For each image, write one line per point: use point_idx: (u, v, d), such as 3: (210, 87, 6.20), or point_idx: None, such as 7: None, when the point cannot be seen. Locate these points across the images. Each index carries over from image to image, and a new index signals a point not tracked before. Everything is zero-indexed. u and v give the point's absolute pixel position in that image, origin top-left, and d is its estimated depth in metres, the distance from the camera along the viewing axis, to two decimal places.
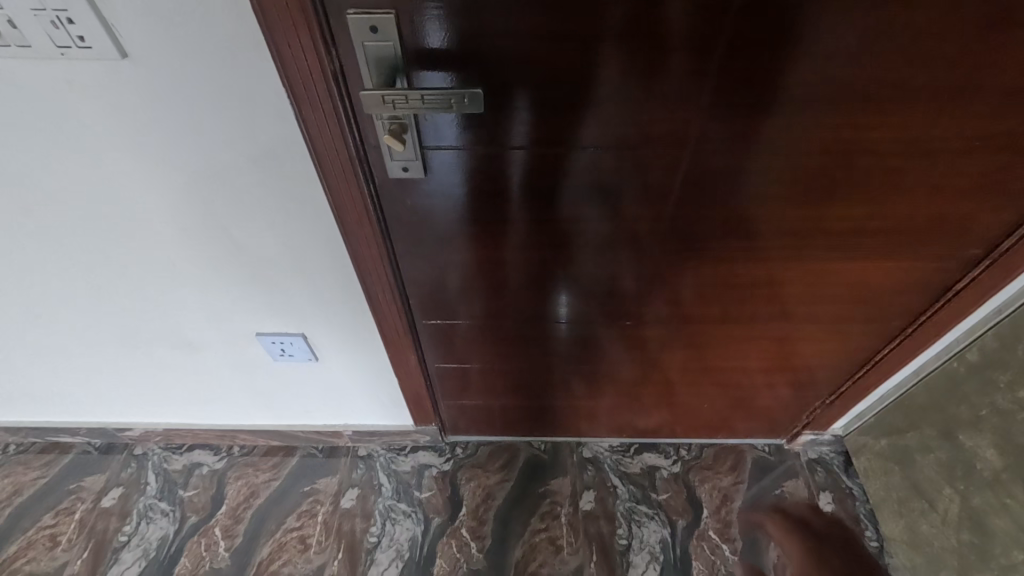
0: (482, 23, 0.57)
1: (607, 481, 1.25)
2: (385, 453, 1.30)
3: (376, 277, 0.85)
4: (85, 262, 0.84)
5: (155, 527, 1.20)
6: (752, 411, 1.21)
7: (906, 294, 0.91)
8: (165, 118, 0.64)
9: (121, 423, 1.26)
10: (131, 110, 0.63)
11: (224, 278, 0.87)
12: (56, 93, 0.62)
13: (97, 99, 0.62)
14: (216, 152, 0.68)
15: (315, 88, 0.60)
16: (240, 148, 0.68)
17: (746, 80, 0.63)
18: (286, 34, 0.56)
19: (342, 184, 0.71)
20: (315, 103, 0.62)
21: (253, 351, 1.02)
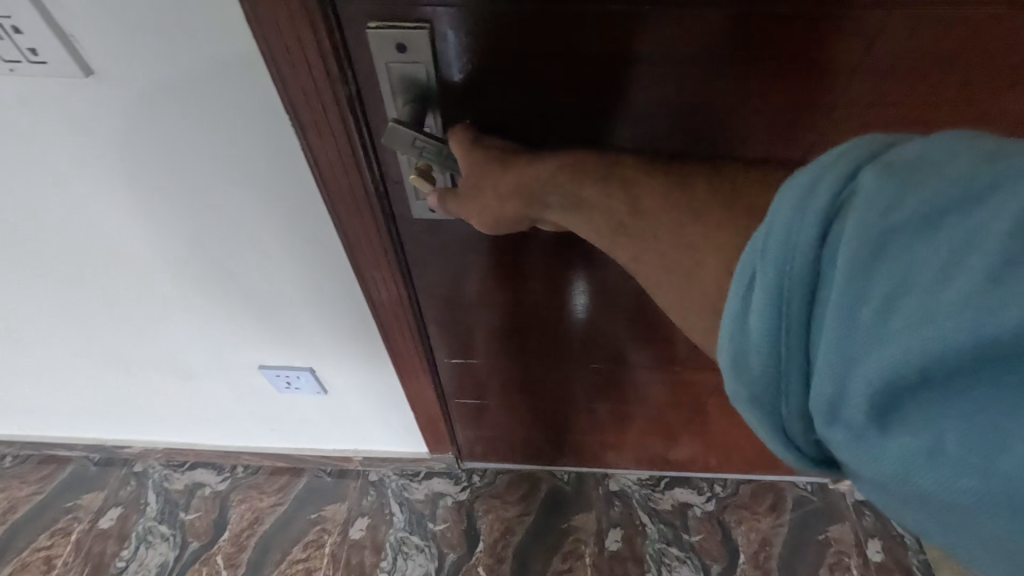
0: (524, 41, 0.47)
1: (636, 519, 1.16)
2: (397, 479, 1.21)
3: (393, 314, 0.76)
4: (66, 288, 0.76)
5: (154, 552, 1.13)
6: None
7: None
8: (144, 143, 0.55)
9: (119, 440, 1.19)
10: (101, 134, 0.54)
11: (222, 307, 0.78)
12: (12, 111, 0.53)
13: (62, 119, 0.53)
14: (206, 180, 0.59)
15: (326, 119, 0.51)
16: (234, 176, 0.58)
17: (841, 105, 0.51)
18: (291, 57, 0.46)
19: (356, 222, 0.61)
20: (325, 131, 0.52)
21: (257, 380, 0.93)
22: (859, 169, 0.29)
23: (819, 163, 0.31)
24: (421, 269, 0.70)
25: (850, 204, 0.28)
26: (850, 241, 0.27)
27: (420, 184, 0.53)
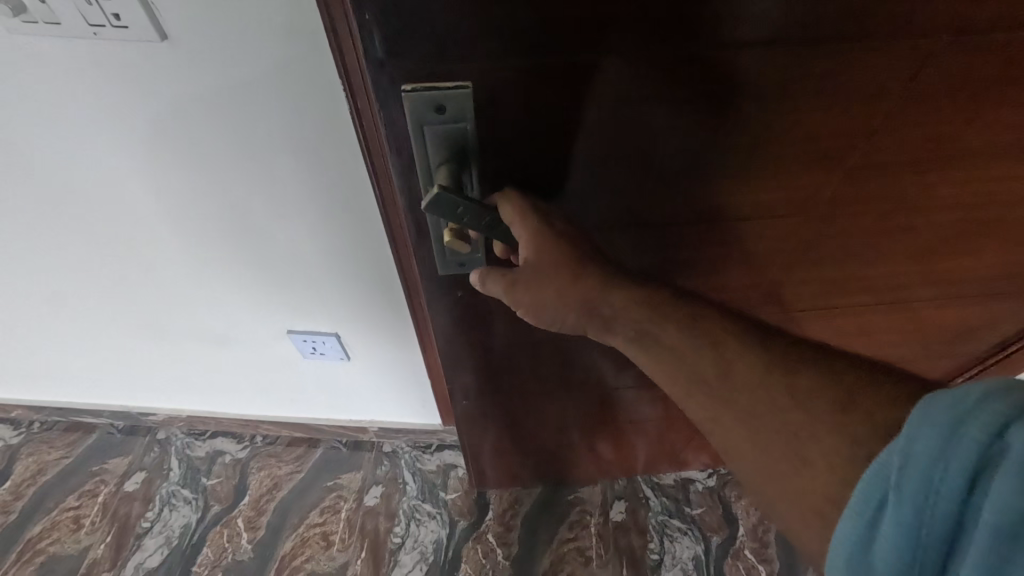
0: (517, 91, 0.47)
1: (640, 493, 1.20)
2: (410, 451, 1.26)
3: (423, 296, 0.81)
4: (113, 250, 0.81)
5: (177, 514, 1.18)
6: None
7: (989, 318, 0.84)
8: (205, 108, 0.59)
9: (144, 408, 1.24)
10: (167, 98, 0.59)
11: (258, 272, 0.82)
12: (87, 73, 0.57)
13: (132, 83, 0.57)
14: (258, 145, 0.63)
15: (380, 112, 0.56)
16: (285, 141, 0.62)
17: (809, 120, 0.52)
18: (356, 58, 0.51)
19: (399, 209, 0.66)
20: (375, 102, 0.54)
21: (285, 347, 0.97)
22: (1007, 422, 0.28)
23: (970, 387, 0.30)
24: (446, 293, 0.68)
25: (1002, 463, 0.28)
26: (1002, 508, 0.27)
27: (457, 245, 0.52)
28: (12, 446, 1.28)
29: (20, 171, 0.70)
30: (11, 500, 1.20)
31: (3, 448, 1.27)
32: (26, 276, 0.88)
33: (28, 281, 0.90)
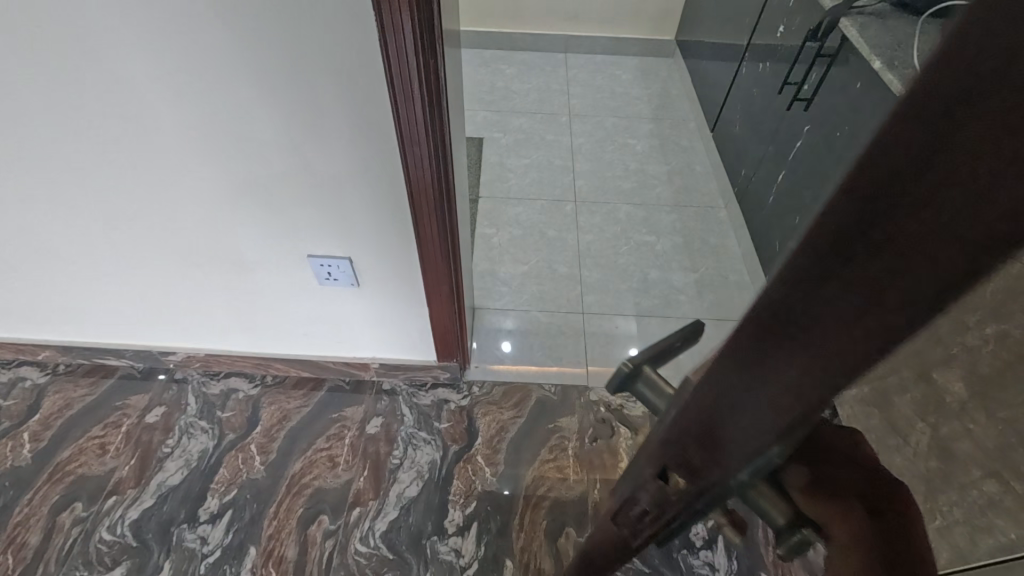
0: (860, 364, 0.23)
1: (611, 421, 1.36)
2: (407, 388, 1.41)
3: (429, 219, 0.95)
4: (164, 174, 0.94)
5: (195, 441, 1.30)
6: None
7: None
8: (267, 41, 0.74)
9: (166, 347, 1.37)
10: (232, 28, 0.73)
11: (287, 198, 0.97)
12: (173, 9, 0.71)
13: (208, 19, 0.72)
14: (303, 69, 0.77)
15: (404, 51, 0.70)
16: (324, 64, 0.76)
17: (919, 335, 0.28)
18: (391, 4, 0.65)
19: (415, 136, 0.81)
20: (396, 18, 0.67)
21: (303, 274, 1.12)
22: None
23: None
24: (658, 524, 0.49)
25: None
26: None
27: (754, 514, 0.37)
28: (39, 384, 1.39)
29: (99, 99, 0.83)
30: (39, 430, 1.31)
31: (30, 387, 1.39)
32: (81, 206, 1.01)
33: (81, 213, 1.03)
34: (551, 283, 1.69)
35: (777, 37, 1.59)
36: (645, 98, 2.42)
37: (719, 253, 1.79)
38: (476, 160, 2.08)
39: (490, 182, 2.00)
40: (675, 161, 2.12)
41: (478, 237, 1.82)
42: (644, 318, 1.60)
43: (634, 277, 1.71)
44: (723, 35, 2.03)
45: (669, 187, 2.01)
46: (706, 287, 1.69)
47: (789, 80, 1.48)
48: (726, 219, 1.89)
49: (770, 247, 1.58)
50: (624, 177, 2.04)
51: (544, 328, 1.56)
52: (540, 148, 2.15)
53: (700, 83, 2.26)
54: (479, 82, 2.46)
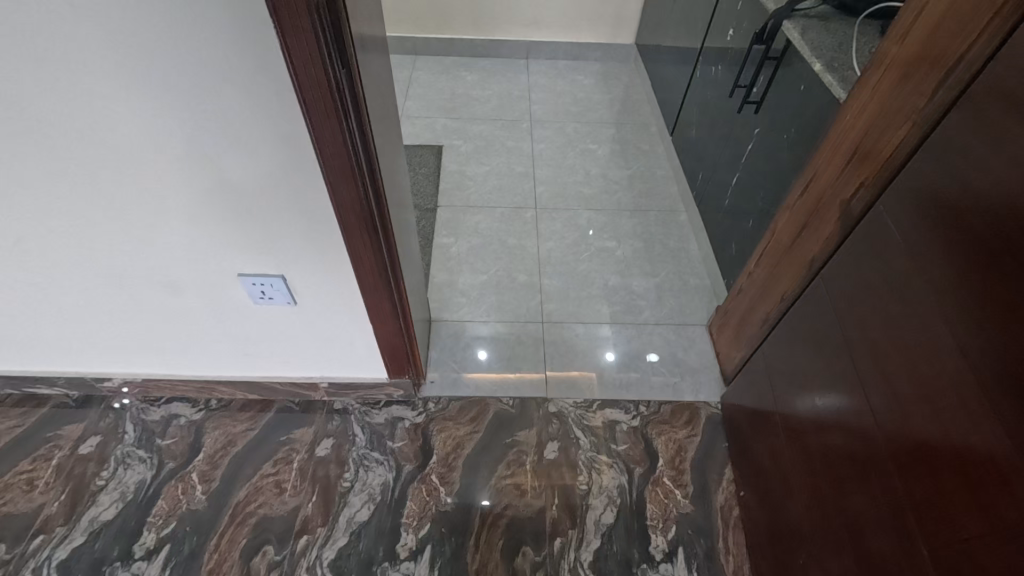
0: None
1: (571, 433, 1.33)
2: (360, 407, 1.36)
3: (360, 237, 0.92)
4: (77, 193, 0.88)
5: (132, 472, 1.23)
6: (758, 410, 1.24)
7: (805, 266, 1.08)
8: (171, 52, 0.69)
9: (100, 373, 1.30)
10: (125, 30, 0.67)
11: (213, 214, 0.92)
12: (61, 19, 0.66)
13: (102, 29, 0.67)
14: (210, 73, 0.72)
15: (313, 73, 0.67)
16: (232, 68, 0.71)
17: None
18: (291, 21, 0.62)
19: (333, 155, 0.78)
20: (299, 36, 0.63)
21: (235, 293, 1.06)
22: None
23: None
24: None
25: None
26: None
27: None
28: None
29: None
30: None
31: None
32: None
33: None
34: (510, 292, 1.65)
35: (727, 40, 1.59)
36: (606, 103, 2.41)
37: (678, 256, 1.78)
38: (434, 168, 2.04)
39: (449, 190, 1.96)
40: (636, 165, 2.11)
41: (435, 247, 1.77)
42: (604, 325, 1.58)
43: (593, 284, 1.69)
44: (680, 40, 2.03)
45: (630, 192, 2.00)
46: (666, 292, 1.67)
47: (739, 82, 1.48)
48: (686, 222, 1.89)
49: (726, 250, 1.58)
50: (585, 183, 2.02)
51: (503, 340, 1.53)
52: (500, 155, 2.12)
53: (661, 87, 2.26)
54: (439, 89, 2.43)
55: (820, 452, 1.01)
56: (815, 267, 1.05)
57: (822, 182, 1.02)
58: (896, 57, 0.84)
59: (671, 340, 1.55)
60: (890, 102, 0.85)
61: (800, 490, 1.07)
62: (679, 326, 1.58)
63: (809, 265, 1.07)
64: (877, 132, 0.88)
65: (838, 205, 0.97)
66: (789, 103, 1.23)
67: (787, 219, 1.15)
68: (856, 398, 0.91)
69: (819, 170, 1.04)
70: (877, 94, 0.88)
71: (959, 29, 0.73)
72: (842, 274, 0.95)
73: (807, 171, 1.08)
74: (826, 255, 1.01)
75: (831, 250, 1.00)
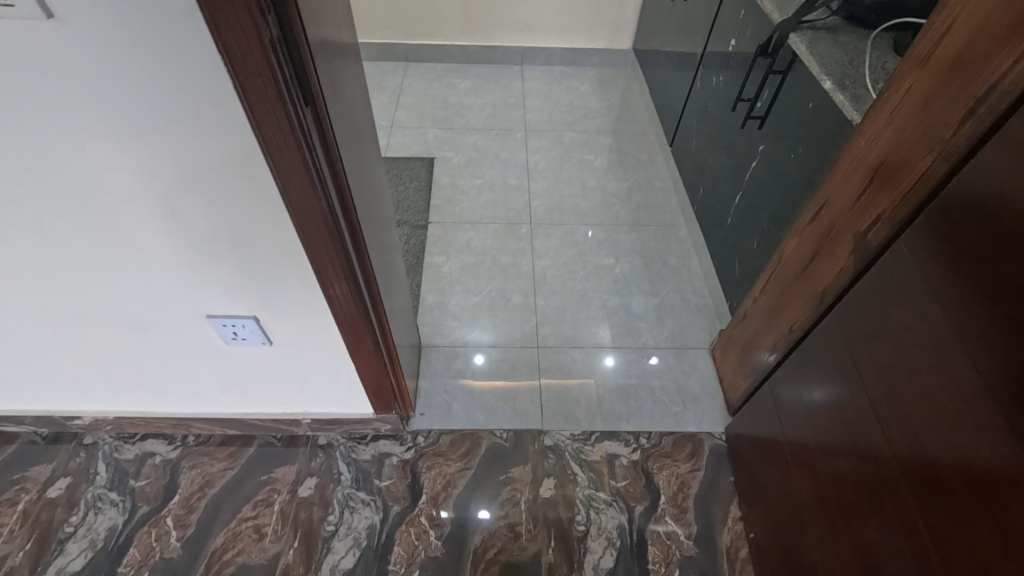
0: None
1: (568, 469, 1.27)
2: (346, 442, 1.29)
3: (335, 280, 0.85)
4: (19, 237, 0.78)
5: (103, 517, 1.16)
6: (768, 446, 1.17)
7: (815, 299, 1.01)
8: (112, 91, 0.58)
9: (69, 412, 1.22)
10: (52, 66, 0.56)
11: (176, 257, 0.82)
12: None
13: (24, 64, 0.56)
14: (150, 123, 0.62)
15: (273, 117, 0.59)
16: (173, 118, 0.61)
17: None
18: (242, 64, 0.54)
19: (300, 199, 0.70)
20: (251, 79, 0.55)
21: (204, 335, 0.98)
22: None
23: None
24: None
25: None
26: None
27: None
28: None
29: None
30: None
31: None
32: None
33: None
34: (504, 315, 1.58)
35: (729, 50, 1.52)
36: (603, 110, 2.34)
37: (679, 274, 1.71)
38: (426, 182, 1.97)
39: (441, 206, 1.89)
40: (635, 177, 2.04)
41: (426, 267, 1.70)
42: (603, 350, 1.51)
43: (591, 305, 1.62)
44: (679, 47, 1.96)
45: (629, 205, 1.93)
46: (667, 313, 1.60)
47: (742, 96, 1.40)
48: (687, 237, 1.82)
49: (730, 271, 1.50)
50: (582, 196, 1.95)
51: (496, 367, 1.46)
52: (493, 167, 2.04)
53: (659, 94, 2.18)
54: (430, 98, 2.35)
55: (836, 501, 0.94)
56: (826, 301, 0.98)
57: (835, 211, 0.95)
58: (917, 83, 0.76)
59: (672, 366, 1.48)
60: (911, 131, 0.78)
61: (814, 538, 1.00)
62: (681, 350, 1.51)
63: (818, 298, 1.00)
64: (897, 162, 0.80)
65: (852, 238, 0.90)
66: (796, 121, 1.16)
67: (795, 246, 1.08)
68: (870, 437, 0.85)
69: (830, 196, 0.97)
70: (897, 121, 0.80)
71: (994, 56, 0.65)
72: (860, 313, 0.88)
73: (817, 196, 1.01)
74: (839, 290, 0.94)
75: (846, 285, 0.93)
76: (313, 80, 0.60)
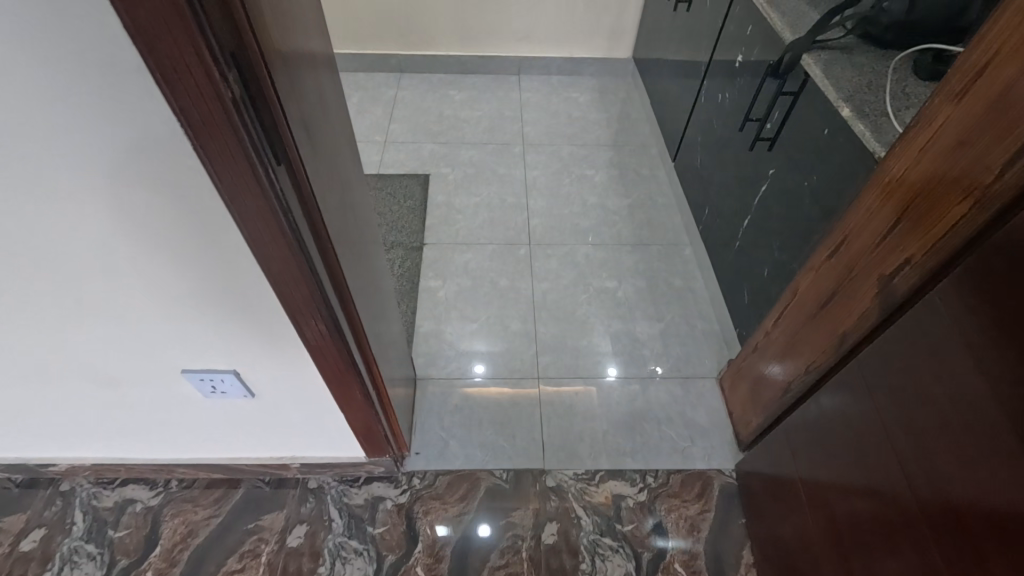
0: None
1: (571, 512, 1.21)
2: (337, 485, 1.23)
3: (319, 336, 0.79)
4: None
5: (79, 573, 1.09)
6: (781, 490, 1.11)
7: (834, 340, 0.96)
8: (58, 155, 0.52)
9: (42, 459, 1.15)
10: None
11: (143, 315, 0.76)
12: None
13: None
14: (104, 185, 0.56)
15: (242, 180, 0.53)
16: (131, 179, 0.55)
17: None
18: (204, 126, 0.48)
19: (276, 260, 0.64)
20: (215, 142, 0.49)
21: (181, 388, 0.92)
22: None
23: None
24: None
25: None
26: None
27: None
28: None
29: None
30: None
31: None
32: None
33: None
34: (503, 343, 1.52)
35: (735, 66, 1.46)
36: (603, 122, 2.27)
37: (684, 297, 1.65)
38: (421, 200, 1.91)
39: (436, 226, 1.82)
40: (636, 193, 1.97)
41: (421, 292, 1.64)
42: (606, 381, 1.44)
43: (593, 331, 1.56)
44: (681, 58, 1.89)
45: (630, 223, 1.86)
46: (672, 339, 1.54)
47: (751, 115, 1.34)
48: (691, 257, 1.76)
49: (738, 296, 1.44)
50: (582, 214, 1.89)
51: (495, 400, 1.39)
52: (491, 184, 1.98)
53: (661, 106, 2.11)
54: (425, 110, 2.28)
55: (864, 560, 0.89)
56: (848, 342, 0.93)
57: (856, 251, 0.89)
58: (950, 121, 0.70)
59: (679, 397, 1.42)
60: (944, 173, 0.72)
61: None
62: (687, 380, 1.45)
63: (839, 339, 0.94)
64: (927, 205, 0.74)
65: (877, 280, 0.84)
66: (811, 146, 1.10)
67: (812, 282, 1.02)
68: (903, 496, 0.80)
69: (850, 234, 0.90)
70: (925, 160, 0.74)
71: None
72: (889, 362, 0.82)
73: (835, 232, 0.95)
74: (863, 332, 0.89)
75: (871, 328, 0.87)
76: (287, 136, 0.54)
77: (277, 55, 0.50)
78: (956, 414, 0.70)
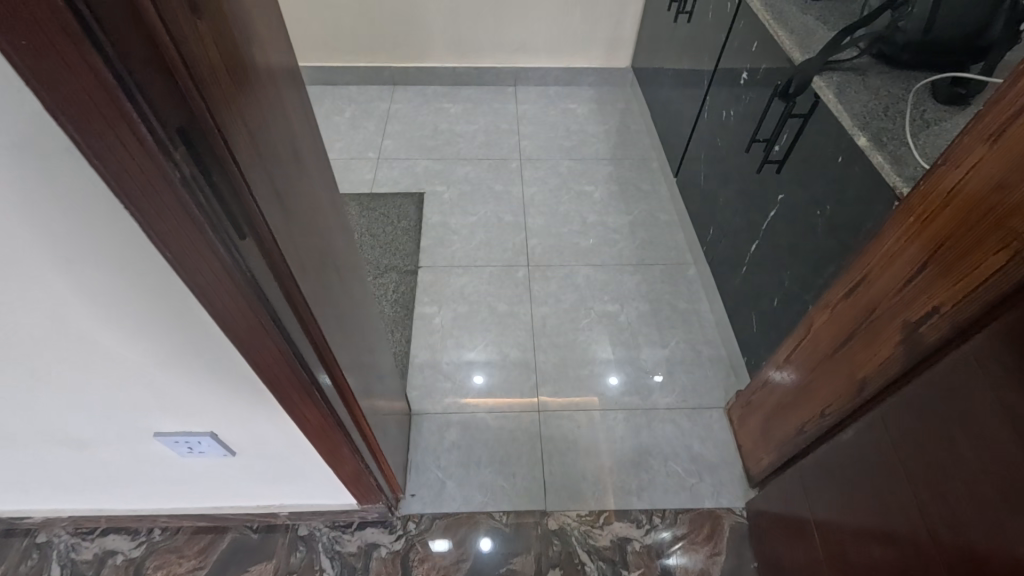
0: None
1: (575, 558, 1.15)
2: (329, 532, 1.17)
3: (297, 399, 0.73)
4: None
5: None
6: (793, 537, 1.05)
7: (854, 385, 0.90)
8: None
9: (16, 511, 1.09)
10: None
11: (107, 383, 0.71)
12: None
13: None
14: (47, 265, 0.50)
15: (198, 258, 0.47)
16: (76, 258, 0.49)
17: None
18: (150, 205, 0.42)
19: (244, 332, 0.58)
20: (164, 221, 0.43)
21: (155, 448, 0.87)
22: None
23: None
24: None
25: None
26: None
27: None
28: None
29: None
30: None
31: None
32: None
33: None
34: (501, 373, 1.46)
35: (741, 83, 1.40)
36: (602, 135, 2.21)
37: (689, 321, 1.59)
38: (415, 221, 1.85)
39: (431, 247, 1.77)
40: (638, 210, 1.91)
41: (416, 319, 1.58)
42: (609, 413, 1.39)
43: (595, 359, 1.50)
44: (682, 72, 1.83)
45: (632, 242, 1.81)
46: (677, 367, 1.49)
47: (758, 136, 1.28)
48: (696, 278, 1.70)
49: (747, 323, 1.38)
50: (582, 233, 1.83)
51: (494, 435, 1.34)
52: (488, 203, 1.92)
53: (662, 119, 2.05)
54: (419, 125, 2.22)
55: None
56: (869, 389, 0.87)
57: (877, 293, 0.83)
58: (983, 164, 0.65)
59: (686, 429, 1.36)
60: (977, 218, 0.66)
61: None
62: (694, 411, 1.39)
63: (859, 385, 0.89)
64: (959, 252, 0.69)
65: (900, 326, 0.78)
66: (823, 174, 1.04)
67: (828, 320, 0.96)
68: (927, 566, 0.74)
69: (870, 274, 0.85)
70: (955, 204, 0.68)
71: None
72: (914, 417, 0.76)
73: (852, 270, 0.89)
74: (885, 381, 0.84)
75: (893, 377, 0.82)
76: (252, 209, 0.48)
77: (239, 122, 0.45)
78: (989, 483, 0.65)
